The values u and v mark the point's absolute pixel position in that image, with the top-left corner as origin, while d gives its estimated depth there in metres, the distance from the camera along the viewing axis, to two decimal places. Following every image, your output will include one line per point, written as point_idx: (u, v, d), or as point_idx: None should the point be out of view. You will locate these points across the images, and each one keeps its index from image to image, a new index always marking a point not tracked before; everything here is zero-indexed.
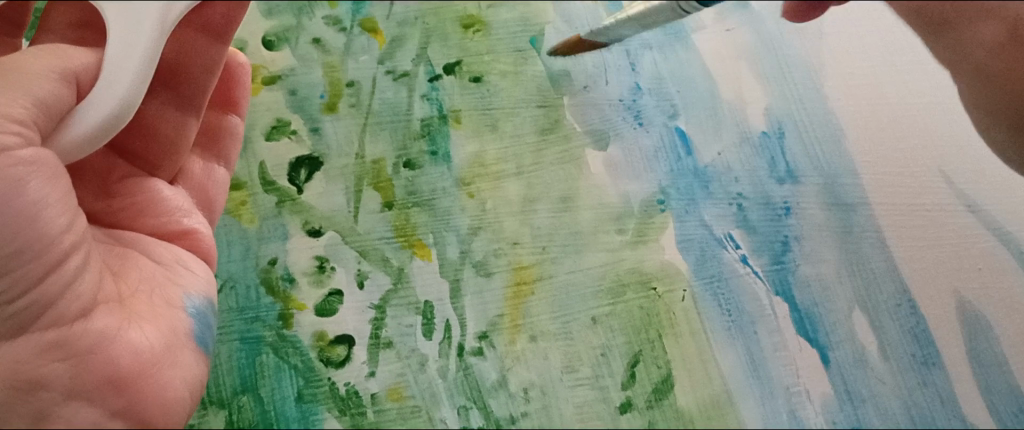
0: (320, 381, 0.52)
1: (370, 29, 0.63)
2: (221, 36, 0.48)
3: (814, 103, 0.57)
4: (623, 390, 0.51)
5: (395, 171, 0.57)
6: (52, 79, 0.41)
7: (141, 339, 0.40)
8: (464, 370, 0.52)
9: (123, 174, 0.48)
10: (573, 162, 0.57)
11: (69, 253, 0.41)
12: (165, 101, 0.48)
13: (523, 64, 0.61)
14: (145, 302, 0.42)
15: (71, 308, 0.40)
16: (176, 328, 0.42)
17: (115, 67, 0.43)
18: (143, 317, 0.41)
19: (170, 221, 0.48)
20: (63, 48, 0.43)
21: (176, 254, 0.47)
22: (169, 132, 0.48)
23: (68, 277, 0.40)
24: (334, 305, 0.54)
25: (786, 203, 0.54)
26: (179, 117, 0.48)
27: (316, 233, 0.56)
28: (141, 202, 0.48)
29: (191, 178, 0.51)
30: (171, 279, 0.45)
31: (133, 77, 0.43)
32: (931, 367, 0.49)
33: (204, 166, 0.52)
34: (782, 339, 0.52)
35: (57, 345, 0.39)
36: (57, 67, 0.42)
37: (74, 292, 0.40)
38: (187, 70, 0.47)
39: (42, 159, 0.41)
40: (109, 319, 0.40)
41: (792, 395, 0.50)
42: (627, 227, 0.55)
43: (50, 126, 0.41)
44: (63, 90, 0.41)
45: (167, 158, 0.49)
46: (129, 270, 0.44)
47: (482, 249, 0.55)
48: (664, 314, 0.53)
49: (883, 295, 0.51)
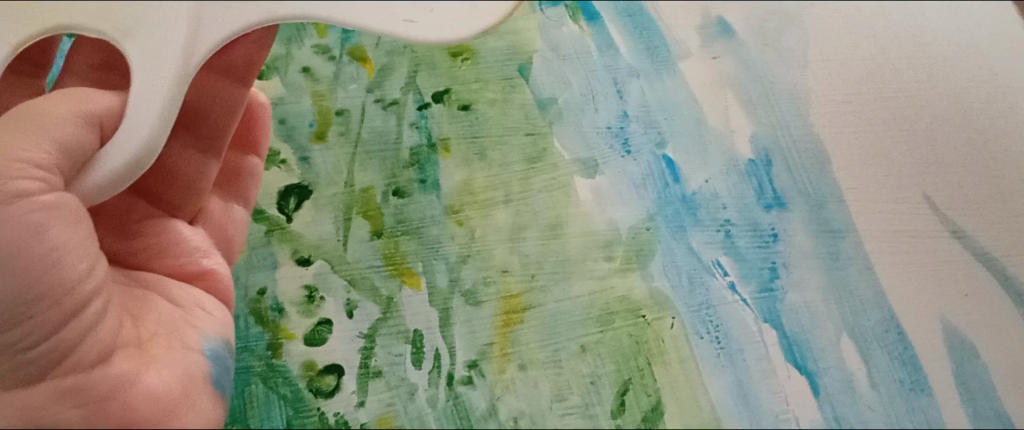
0: (310, 411, 0.53)
1: (359, 58, 0.62)
2: (243, 80, 0.48)
3: (800, 132, 0.56)
4: (613, 418, 0.52)
5: (384, 199, 0.58)
6: (72, 122, 0.40)
7: (158, 383, 0.39)
8: (453, 399, 0.53)
9: (142, 215, 0.49)
10: (561, 190, 0.58)
11: (91, 297, 0.41)
12: (185, 144, 0.48)
13: (510, 92, 0.60)
14: (162, 345, 0.42)
15: (90, 353, 0.39)
16: (192, 370, 0.42)
17: (142, 110, 0.41)
18: (160, 361, 0.41)
19: (188, 261, 0.49)
20: (85, 91, 0.42)
21: (194, 296, 0.47)
22: (190, 176, 0.50)
23: (89, 321, 0.40)
24: (324, 334, 0.54)
25: (773, 229, 0.55)
26: (199, 159, 0.50)
27: (305, 262, 0.56)
28: (160, 243, 0.49)
29: (210, 217, 0.53)
30: (187, 321, 0.45)
31: (158, 115, 0.41)
32: (919, 393, 0.50)
33: (222, 205, 0.54)
34: (770, 367, 0.53)
35: (73, 390, 0.39)
36: (79, 111, 0.41)
37: (93, 336, 0.40)
38: (208, 111, 0.48)
39: (64, 202, 0.40)
40: (126, 364, 0.40)
41: (781, 423, 0.52)
42: (615, 254, 0.56)
43: (72, 170, 0.41)
44: (86, 132, 0.41)
45: (187, 200, 0.50)
46: (148, 313, 0.44)
47: (472, 277, 0.55)
48: (654, 342, 0.54)
49: (869, 323, 0.52)
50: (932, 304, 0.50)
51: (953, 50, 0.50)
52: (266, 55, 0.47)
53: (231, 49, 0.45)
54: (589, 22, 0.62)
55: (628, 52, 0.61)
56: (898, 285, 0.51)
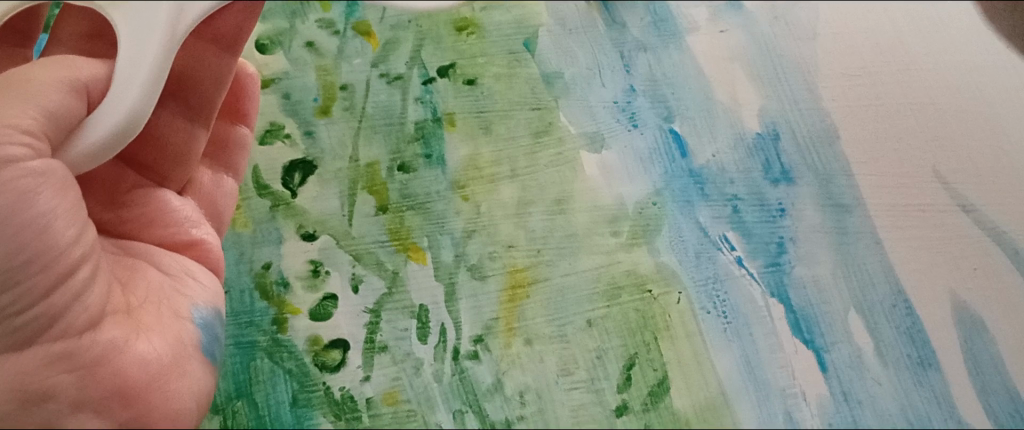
0: (315, 386, 0.52)
1: (364, 32, 0.63)
2: (231, 47, 0.47)
3: (809, 106, 0.57)
4: (618, 393, 0.51)
5: (389, 174, 0.57)
6: (61, 90, 0.40)
7: (149, 351, 0.40)
8: (459, 374, 0.52)
9: (133, 184, 0.48)
10: (567, 164, 0.57)
11: (79, 264, 0.41)
12: (173, 112, 0.48)
13: (516, 66, 0.61)
14: (153, 313, 0.42)
15: (79, 319, 0.40)
16: (183, 338, 0.42)
17: (126, 82, 0.41)
18: (152, 329, 0.41)
19: (178, 231, 0.48)
20: (73, 59, 0.42)
21: (183, 265, 0.47)
22: (177, 143, 0.48)
23: (77, 288, 0.40)
24: (329, 309, 0.54)
25: (781, 204, 0.55)
26: (187, 127, 0.48)
27: (310, 237, 0.56)
28: (150, 213, 0.48)
29: (200, 188, 0.51)
30: (176, 290, 0.45)
31: (143, 86, 0.41)
32: (927, 368, 0.49)
33: (213, 176, 0.52)
34: (778, 341, 0.51)
35: (65, 355, 0.39)
36: (66, 78, 0.40)
37: (81, 303, 0.40)
38: (197, 80, 0.47)
39: (52, 169, 0.40)
40: (117, 330, 0.40)
41: (787, 397, 0.50)
42: (621, 230, 0.55)
43: (59, 136, 0.40)
44: (72, 100, 0.40)
45: (175, 169, 0.49)
46: (137, 282, 0.44)
47: (477, 252, 0.55)
48: (660, 317, 0.53)
49: (878, 297, 0.51)
50: (942, 280, 0.50)
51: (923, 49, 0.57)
52: (255, 22, 0.46)
53: (219, 19, 0.45)
54: None
55: (635, 26, 0.62)
56: (907, 259, 0.51)
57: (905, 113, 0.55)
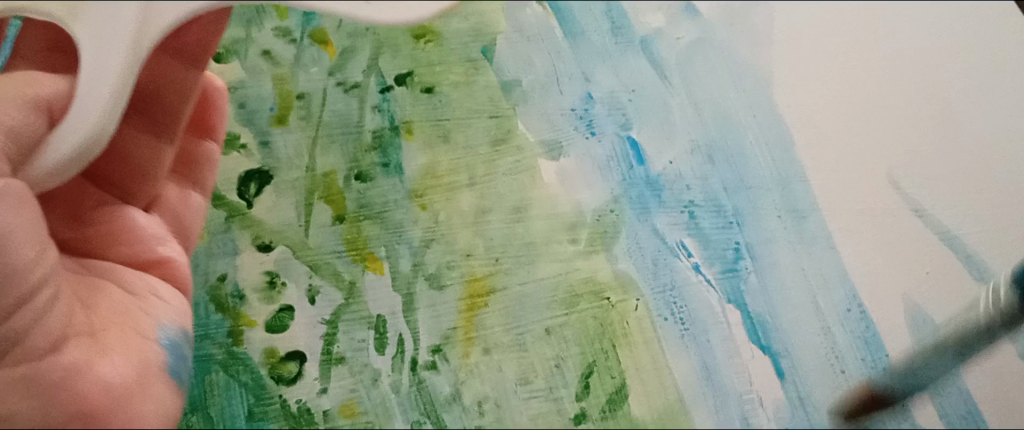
0: (270, 399, 0.51)
1: (320, 40, 0.62)
2: (196, 62, 0.49)
3: (764, 113, 0.58)
4: (577, 401, 0.51)
5: (346, 183, 0.57)
6: (25, 108, 0.40)
7: (111, 372, 0.40)
8: (417, 384, 0.52)
9: (98, 201, 0.50)
10: (525, 172, 0.57)
11: (40, 286, 0.40)
12: (138, 128, 0.50)
13: (474, 74, 0.61)
14: (117, 334, 0.43)
15: (41, 343, 0.40)
16: (148, 360, 0.42)
17: (90, 94, 0.40)
18: (114, 350, 0.41)
19: (143, 249, 0.50)
20: (32, 74, 0.42)
21: (148, 284, 0.48)
22: (143, 159, 0.51)
23: (39, 310, 0.40)
24: (285, 321, 0.53)
25: (738, 211, 0.55)
26: (153, 144, 0.51)
27: (266, 248, 0.55)
28: (115, 229, 0.50)
29: (166, 205, 0.53)
30: (142, 308, 0.46)
31: (110, 93, 0.40)
32: (881, 371, 0.49)
33: (180, 192, 0.54)
34: (734, 346, 0.52)
35: (25, 379, 0.39)
36: (29, 95, 0.40)
37: (42, 326, 0.40)
38: (160, 93, 0.49)
39: (11, 189, 0.39)
40: (79, 352, 0.40)
41: (744, 403, 0.50)
42: (579, 237, 0.55)
43: (20, 156, 0.40)
44: (32, 117, 0.40)
45: (140, 185, 0.51)
46: (100, 301, 0.45)
47: (435, 261, 0.55)
48: (619, 323, 0.53)
49: (832, 301, 0.51)
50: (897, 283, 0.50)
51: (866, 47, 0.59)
52: (219, 39, 0.49)
53: (184, 33, 0.48)
54: (553, 6, 0.64)
55: (595, 34, 0.63)
56: (863, 263, 0.51)
57: (855, 117, 0.56)
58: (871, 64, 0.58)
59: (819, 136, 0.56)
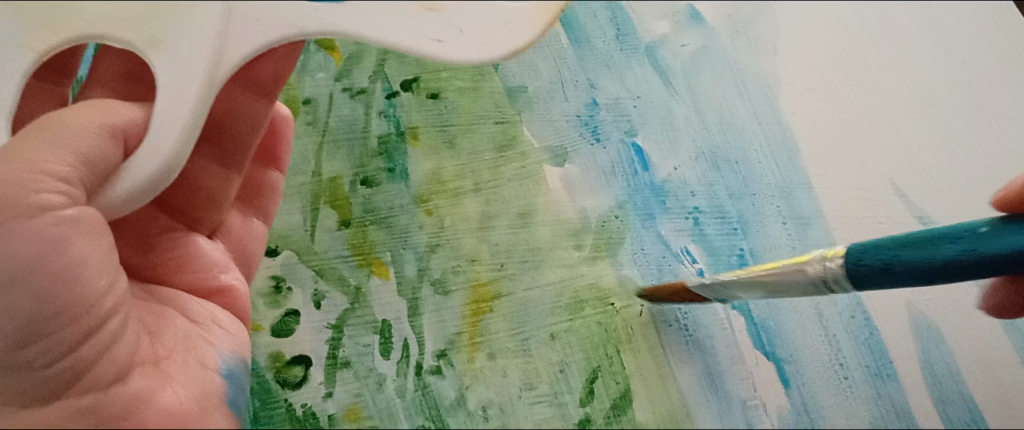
0: (276, 403, 0.52)
1: (327, 45, 0.62)
2: (268, 93, 0.47)
3: (770, 120, 0.58)
4: (582, 407, 0.52)
5: (352, 188, 0.57)
6: (98, 135, 0.36)
7: (174, 401, 0.39)
8: (422, 389, 0.52)
9: (163, 227, 0.47)
10: (530, 178, 0.57)
11: (108, 316, 0.39)
12: (205, 155, 0.47)
13: (480, 80, 0.60)
14: (179, 363, 0.42)
15: (107, 373, 0.39)
16: (209, 388, 0.41)
17: (165, 121, 0.37)
18: (178, 380, 0.40)
19: (207, 277, 0.48)
20: (109, 103, 0.38)
21: (210, 313, 0.46)
22: (210, 188, 0.48)
23: (107, 340, 0.39)
24: (291, 325, 0.53)
25: (742, 219, 0.55)
26: (219, 172, 0.48)
27: (271, 252, 0.55)
28: (180, 258, 0.47)
29: (228, 231, 0.51)
30: (203, 336, 0.44)
31: (179, 135, 0.37)
32: (886, 379, 0.51)
33: (243, 219, 0.52)
34: (739, 354, 0.52)
35: (88, 409, 0.39)
36: (105, 124, 0.37)
37: (111, 355, 0.39)
38: (234, 123, 0.47)
39: (86, 216, 0.37)
40: (144, 382, 0.39)
41: (748, 409, 0.51)
42: (584, 243, 0.55)
43: (94, 182, 0.37)
44: (108, 144, 0.37)
45: (204, 212, 0.48)
46: (164, 330, 0.43)
47: (440, 266, 0.55)
48: (623, 329, 0.53)
49: (837, 309, 0.52)
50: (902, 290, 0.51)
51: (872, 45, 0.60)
52: (292, 68, 0.46)
53: (258, 65, 0.45)
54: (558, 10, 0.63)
55: (599, 40, 0.62)
56: None
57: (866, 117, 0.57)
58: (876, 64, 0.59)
59: (827, 146, 0.56)
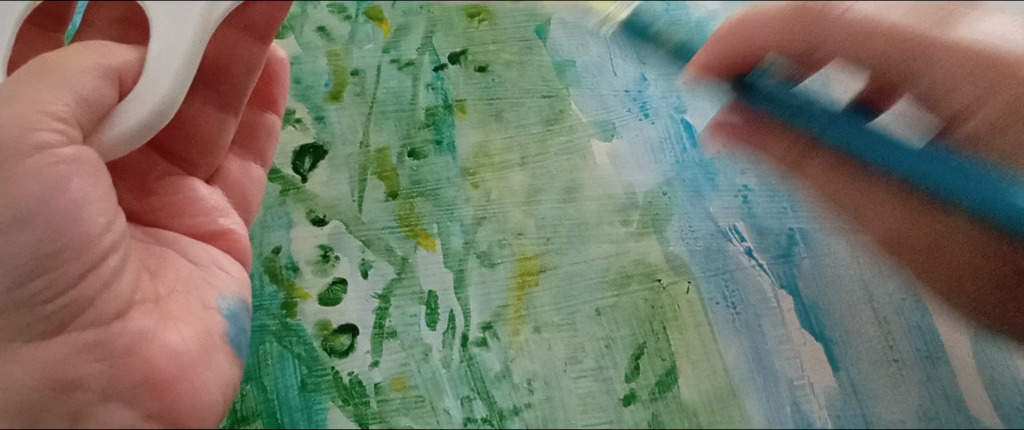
0: (324, 370, 0.52)
1: (375, 17, 0.62)
2: (262, 36, 0.45)
3: None
4: (627, 382, 0.52)
5: (399, 160, 0.57)
6: (93, 75, 0.38)
7: (180, 342, 0.39)
8: (467, 360, 0.52)
9: (162, 173, 0.47)
10: (578, 153, 0.57)
11: (108, 252, 0.39)
12: (205, 101, 0.47)
13: (528, 53, 0.60)
14: (181, 301, 0.42)
15: (108, 308, 0.38)
16: (212, 328, 0.42)
17: (159, 67, 0.40)
18: (180, 319, 0.40)
19: (207, 220, 0.47)
20: (106, 45, 0.40)
21: (212, 256, 0.46)
22: (208, 131, 0.48)
23: (105, 277, 0.39)
24: (338, 294, 0.54)
25: (793, 196, 0.55)
26: (219, 116, 0.48)
27: (320, 222, 0.56)
28: (177, 202, 0.46)
29: (228, 175, 0.50)
30: (206, 279, 0.44)
31: (174, 75, 0.40)
32: (936, 362, 0.50)
33: (241, 164, 0.51)
34: (785, 333, 0.52)
35: (94, 344, 0.38)
36: (97, 64, 0.39)
37: (111, 292, 0.39)
38: (228, 69, 0.46)
39: (85, 156, 0.38)
40: (144, 321, 0.39)
41: (795, 388, 0.52)
42: (632, 219, 0.55)
43: (92, 122, 0.39)
44: (104, 84, 0.39)
45: (204, 158, 0.48)
46: (164, 270, 0.43)
47: (487, 239, 0.55)
48: (670, 306, 0.53)
49: (887, 287, 0.52)
50: None
51: None
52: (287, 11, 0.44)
53: (249, 7, 0.43)
54: None
55: (651, 12, 0.62)
56: None
57: None
58: None
59: None
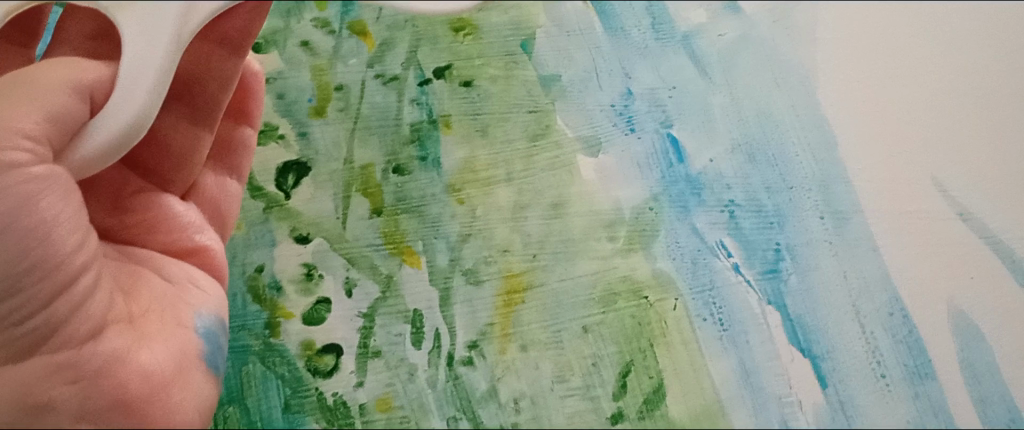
0: (308, 391, 0.52)
1: (359, 31, 0.62)
2: (238, 49, 0.47)
3: (808, 112, 0.57)
4: (614, 400, 0.51)
5: (384, 176, 0.57)
6: (65, 93, 0.40)
7: (151, 361, 0.41)
8: (453, 379, 0.52)
9: (135, 189, 0.48)
10: (564, 169, 0.56)
11: (80, 272, 0.42)
12: (178, 116, 0.48)
13: (513, 68, 0.60)
14: (156, 321, 0.43)
15: (81, 329, 0.41)
16: (186, 348, 0.43)
17: (130, 83, 0.41)
18: (154, 337, 0.42)
19: (181, 237, 0.49)
20: (79, 61, 0.42)
21: (186, 272, 0.47)
22: (181, 146, 0.49)
23: (77, 299, 0.41)
24: (322, 313, 0.53)
25: (779, 212, 0.54)
26: (193, 131, 0.49)
27: (304, 240, 0.55)
28: (153, 218, 0.48)
29: (203, 193, 0.51)
30: (181, 298, 0.45)
31: (145, 94, 0.41)
32: (923, 377, 0.49)
33: (216, 179, 0.52)
34: (774, 349, 0.51)
35: (65, 366, 0.41)
36: (70, 80, 0.41)
37: (83, 313, 0.41)
38: (201, 82, 0.47)
39: (55, 175, 0.41)
40: (119, 340, 0.41)
41: (784, 406, 0.50)
42: (618, 235, 0.55)
43: (64, 140, 0.41)
44: (76, 103, 0.41)
45: (178, 173, 0.49)
46: (140, 289, 0.45)
47: (472, 256, 0.54)
48: (657, 323, 0.52)
49: (874, 305, 0.51)
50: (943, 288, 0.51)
51: (914, 29, 0.58)
52: (263, 23, 0.46)
53: (227, 18, 0.45)
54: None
55: (634, 29, 0.61)
56: (908, 268, 0.51)
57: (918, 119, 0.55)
58: (914, 52, 0.57)
59: (883, 149, 0.55)
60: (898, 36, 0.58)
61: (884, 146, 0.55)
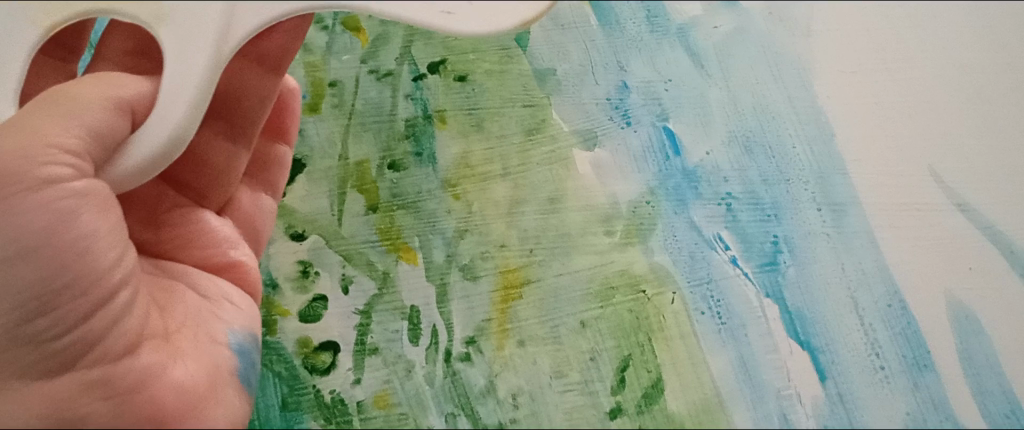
0: (305, 389, 0.51)
1: (353, 26, 0.61)
2: (276, 68, 0.47)
3: (805, 106, 0.57)
4: (612, 395, 0.50)
5: (379, 172, 0.56)
6: (102, 107, 0.38)
7: (186, 377, 0.40)
8: (451, 376, 0.51)
9: (172, 204, 0.47)
10: (560, 163, 0.56)
11: (118, 288, 0.40)
12: (215, 132, 0.48)
13: (507, 62, 0.60)
14: (189, 338, 0.42)
15: (117, 345, 0.39)
16: (218, 364, 0.42)
17: (172, 100, 0.39)
18: (187, 354, 0.41)
19: (216, 252, 0.48)
20: (117, 76, 0.40)
21: (219, 289, 0.46)
22: (219, 163, 0.48)
23: (115, 314, 0.39)
24: (319, 310, 0.53)
25: (775, 203, 0.54)
26: (230, 149, 0.48)
27: (299, 237, 0.55)
28: (188, 234, 0.47)
29: (238, 209, 0.51)
30: (212, 312, 0.44)
31: (188, 108, 0.39)
32: (923, 369, 0.49)
33: (251, 195, 0.52)
34: (773, 342, 0.51)
35: (98, 382, 0.39)
36: (109, 96, 0.38)
37: (120, 329, 0.40)
38: (240, 100, 0.47)
39: (95, 190, 0.39)
40: (155, 355, 0.40)
41: (783, 399, 0.49)
42: (615, 229, 0.54)
43: (103, 156, 0.39)
44: (116, 118, 0.38)
45: (214, 189, 0.49)
46: (174, 305, 0.44)
47: (469, 252, 0.54)
48: (654, 317, 0.52)
49: (873, 296, 0.51)
50: (940, 278, 0.51)
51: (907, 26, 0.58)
52: (299, 43, 0.47)
53: (268, 36, 0.46)
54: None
55: (629, 21, 0.61)
56: (908, 260, 0.51)
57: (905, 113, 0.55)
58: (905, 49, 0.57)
59: (875, 141, 0.55)
60: (889, 34, 0.58)
61: (874, 139, 0.55)
